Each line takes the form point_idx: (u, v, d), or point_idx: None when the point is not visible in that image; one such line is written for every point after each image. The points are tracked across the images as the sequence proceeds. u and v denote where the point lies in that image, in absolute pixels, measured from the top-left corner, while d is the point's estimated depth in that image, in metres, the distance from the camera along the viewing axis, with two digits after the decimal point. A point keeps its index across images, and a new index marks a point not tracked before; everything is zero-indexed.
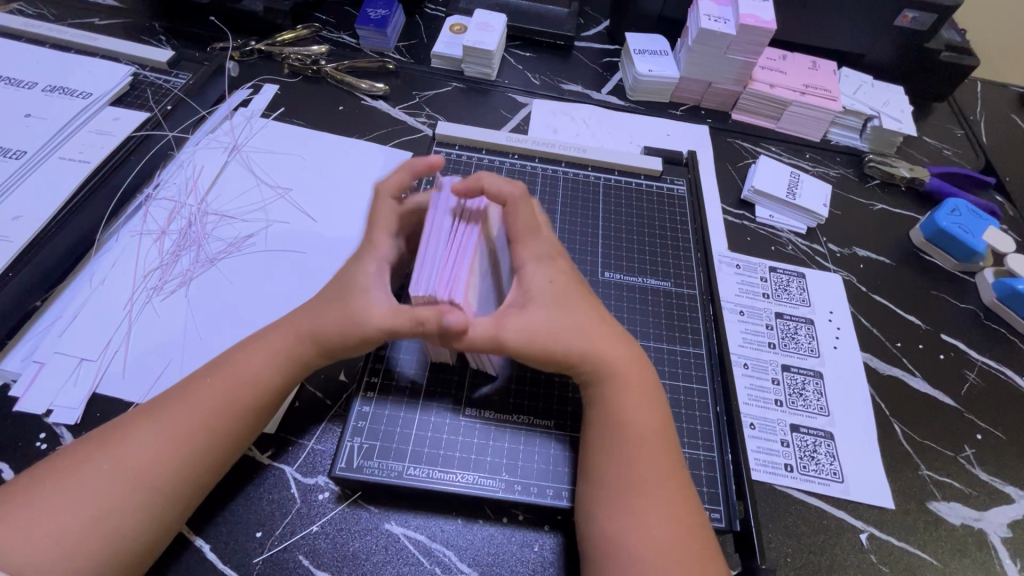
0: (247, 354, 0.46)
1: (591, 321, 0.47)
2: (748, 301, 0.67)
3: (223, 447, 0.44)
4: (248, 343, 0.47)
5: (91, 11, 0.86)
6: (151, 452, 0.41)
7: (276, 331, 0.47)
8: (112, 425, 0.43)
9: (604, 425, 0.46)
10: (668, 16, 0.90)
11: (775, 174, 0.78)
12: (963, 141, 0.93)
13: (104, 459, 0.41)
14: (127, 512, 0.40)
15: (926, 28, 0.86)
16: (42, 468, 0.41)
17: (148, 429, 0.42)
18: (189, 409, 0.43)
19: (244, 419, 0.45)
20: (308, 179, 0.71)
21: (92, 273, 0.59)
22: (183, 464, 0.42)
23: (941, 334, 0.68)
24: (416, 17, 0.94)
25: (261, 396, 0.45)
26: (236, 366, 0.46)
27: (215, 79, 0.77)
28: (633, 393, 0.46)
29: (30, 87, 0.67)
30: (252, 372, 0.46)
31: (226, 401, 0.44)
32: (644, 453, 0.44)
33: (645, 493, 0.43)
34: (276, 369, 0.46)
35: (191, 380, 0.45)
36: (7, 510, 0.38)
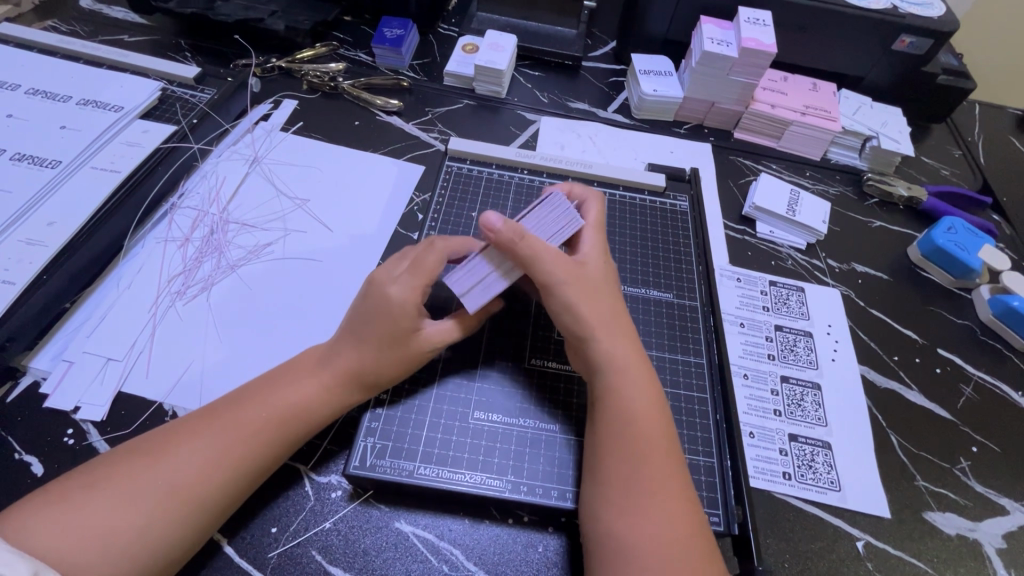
0: (298, 381, 0.49)
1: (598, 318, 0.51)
2: (748, 314, 0.69)
3: (266, 468, 0.47)
4: (299, 370, 0.51)
5: (120, 28, 0.91)
6: (202, 467, 0.44)
7: (327, 362, 0.51)
8: (165, 436, 0.45)
9: (612, 425, 0.47)
10: (673, 38, 0.93)
11: (775, 192, 0.80)
12: (960, 161, 0.95)
13: (158, 469, 0.43)
14: (174, 521, 0.42)
15: (923, 52, 0.88)
16: (94, 472, 0.43)
17: (201, 444, 0.45)
18: (243, 431, 0.46)
19: (288, 445, 0.48)
20: (325, 190, 0.74)
21: (119, 277, 0.62)
22: (229, 481, 0.44)
23: (937, 349, 0.70)
24: (430, 36, 0.98)
25: (308, 424, 0.49)
26: (287, 391, 0.49)
27: (238, 93, 0.80)
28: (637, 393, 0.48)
29: (65, 101, 0.70)
30: (306, 398, 0.49)
31: (277, 425, 0.47)
32: (649, 451, 0.46)
33: (654, 493, 0.44)
34: (324, 399, 0.49)
35: (242, 398, 0.48)
36: (61, 510, 0.40)
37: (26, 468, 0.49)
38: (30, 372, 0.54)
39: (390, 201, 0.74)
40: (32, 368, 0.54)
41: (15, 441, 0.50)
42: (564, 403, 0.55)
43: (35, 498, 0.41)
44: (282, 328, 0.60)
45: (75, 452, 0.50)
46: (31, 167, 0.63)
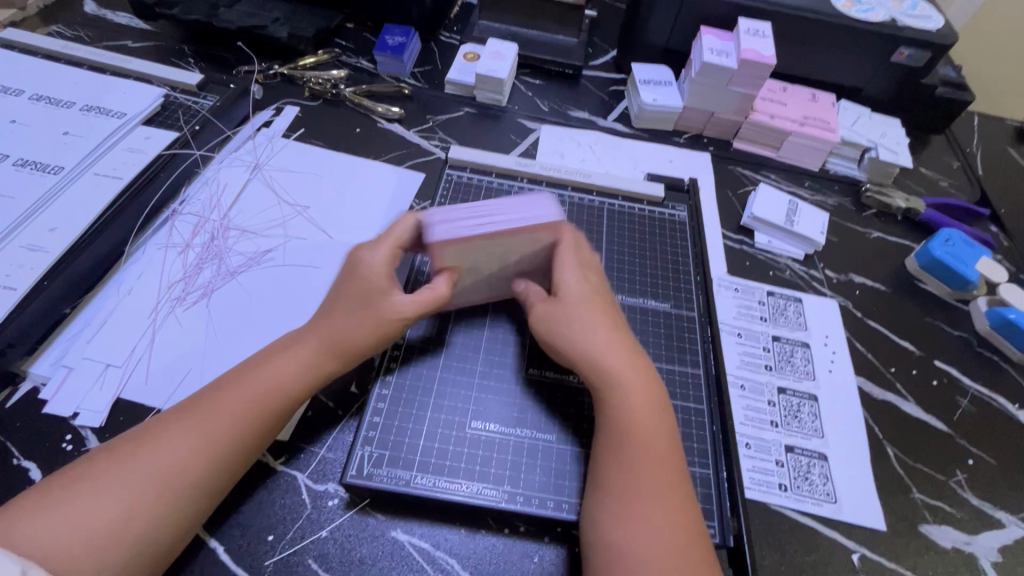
0: (273, 360, 0.50)
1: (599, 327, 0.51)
2: (745, 324, 0.69)
3: (248, 448, 0.47)
4: (275, 350, 0.51)
5: (124, 34, 0.91)
6: (184, 452, 0.44)
7: (300, 341, 0.51)
8: (145, 427, 0.46)
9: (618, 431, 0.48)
10: (673, 48, 0.94)
11: (774, 202, 0.81)
12: (959, 172, 0.96)
13: (141, 457, 0.43)
14: (160, 507, 0.42)
15: (921, 64, 0.89)
16: (81, 465, 0.43)
17: (181, 430, 0.45)
18: (218, 413, 0.46)
19: (267, 424, 0.48)
20: (325, 197, 0.74)
21: (119, 283, 0.62)
22: (210, 464, 0.44)
23: (934, 360, 0.70)
24: (431, 44, 0.99)
25: (285, 401, 0.48)
26: (262, 372, 0.49)
27: (240, 100, 0.80)
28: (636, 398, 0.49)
29: (68, 107, 0.71)
30: (281, 375, 0.49)
31: (256, 404, 0.47)
32: (649, 460, 0.46)
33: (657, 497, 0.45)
34: (302, 375, 0.49)
35: (218, 384, 0.48)
36: (46, 506, 0.40)
37: (24, 474, 0.49)
38: (29, 377, 0.55)
39: (390, 208, 0.74)
40: (31, 373, 0.55)
41: (13, 446, 0.51)
42: (564, 412, 0.55)
43: (23, 496, 0.41)
44: (281, 335, 0.60)
45: (73, 458, 0.50)
46: (33, 173, 0.63)
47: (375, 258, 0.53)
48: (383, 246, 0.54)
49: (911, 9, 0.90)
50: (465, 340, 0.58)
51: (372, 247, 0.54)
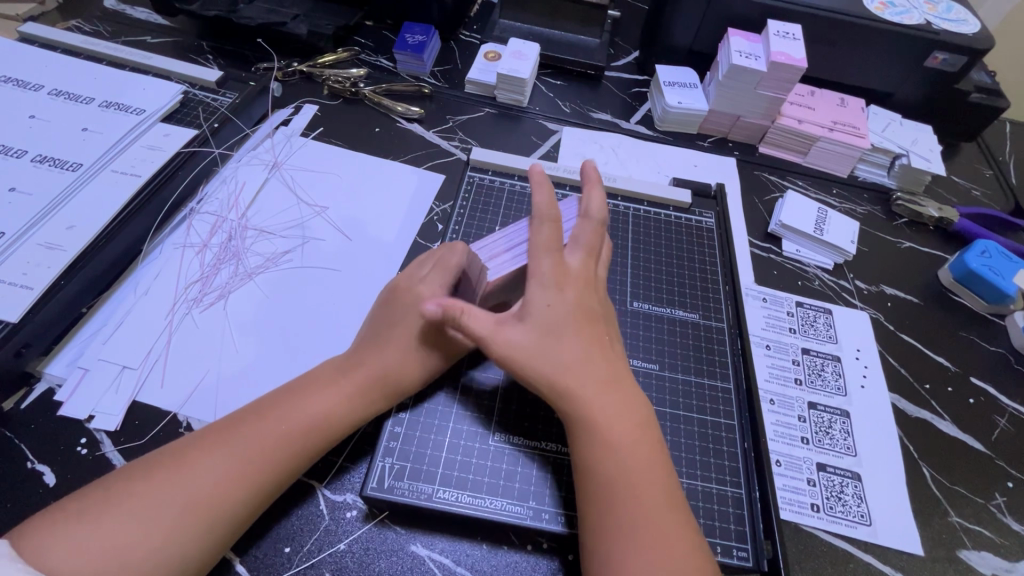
0: (319, 390, 0.48)
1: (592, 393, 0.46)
2: (774, 336, 0.67)
3: (284, 480, 0.45)
4: (318, 378, 0.49)
5: (143, 29, 0.91)
6: (221, 481, 0.42)
7: (347, 372, 0.49)
8: (180, 448, 0.44)
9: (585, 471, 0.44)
10: (698, 50, 0.92)
11: (802, 209, 0.78)
12: (992, 181, 0.93)
13: (175, 482, 0.42)
14: (192, 538, 0.41)
15: (956, 69, 0.86)
16: (114, 485, 0.41)
17: (218, 457, 0.43)
18: (261, 444, 0.44)
19: (308, 457, 0.46)
20: (345, 198, 0.73)
21: (136, 283, 0.61)
22: (249, 495, 0.43)
23: (970, 377, 0.67)
24: (452, 43, 0.98)
25: (328, 435, 0.47)
26: (307, 401, 0.47)
27: (260, 98, 0.79)
28: (637, 482, 0.44)
29: (87, 103, 0.70)
30: (327, 407, 0.47)
31: (298, 436, 0.46)
32: (647, 536, 0.42)
33: (645, 532, 0.42)
34: (346, 407, 0.48)
35: (260, 410, 0.46)
36: (77, 526, 0.39)
37: (38, 478, 0.48)
38: (45, 378, 0.54)
39: (410, 211, 0.73)
40: (47, 374, 0.54)
41: (28, 449, 0.50)
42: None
43: (51, 510, 0.40)
44: (299, 340, 0.59)
45: (88, 463, 0.49)
46: (51, 169, 0.62)
47: (431, 290, 0.51)
48: (439, 277, 0.52)
49: (945, 12, 0.88)
50: None
51: (430, 276, 0.52)
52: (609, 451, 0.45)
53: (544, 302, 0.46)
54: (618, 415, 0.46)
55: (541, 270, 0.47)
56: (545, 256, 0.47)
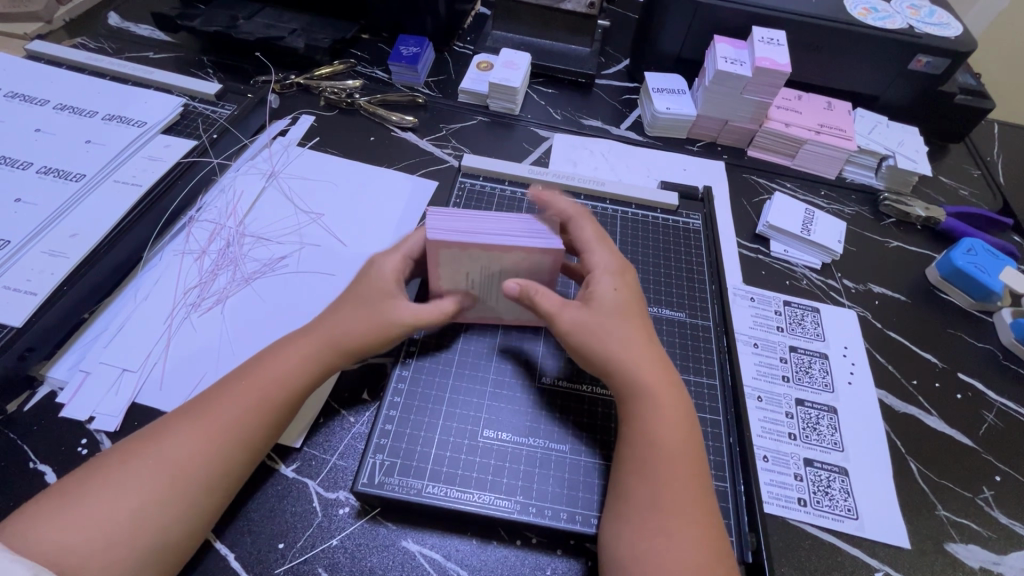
0: (272, 358, 0.50)
1: (650, 379, 0.49)
2: (762, 334, 0.68)
3: (252, 445, 0.47)
4: (275, 347, 0.51)
5: (146, 45, 0.94)
6: (187, 448, 0.44)
7: (300, 337, 0.51)
8: (155, 426, 0.46)
9: (642, 444, 0.47)
10: (686, 56, 0.94)
11: (790, 210, 0.80)
12: (980, 181, 0.94)
13: (146, 457, 0.44)
14: (164, 504, 0.42)
15: (940, 72, 0.88)
16: (92, 465, 0.44)
17: (188, 429, 0.45)
18: (224, 408, 0.46)
19: (271, 420, 0.48)
20: (340, 205, 0.75)
21: (137, 288, 0.63)
22: (216, 460, 0.45)
23: (958, 373, 0.68)
24: (446, 54, 1.00)
25: (287, 395, 0.49)
26: (265, 368, 0.49)
27: (257, 109, 0.81)
28: (685, 465, 0.46)
29: (91, 116, 0.71)
30: (283, 370, 0.49)
31: (258, 399, 0.47)
32: (687, 516, 0.44)
33: (685, 514, 0.44)
34: (302, 369, 0.50)
35: (226, 383, 0.48)
36: (58, 503, 0.41)
37: (40, 478, 0.50)
38: (47, 381, 0.55)
39: (404, 216, 0.75)
40: (50, 378, 0.55)
41: (31, 450, 0.51)
42: (602, 428, 0.54)
43: (33, 499, 0.42)
44: None
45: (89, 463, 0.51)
46: (57, 180, 0.64)
47: (385, 264, 0.54)
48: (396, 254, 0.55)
49: (928, 16, 0.89)
50: (477, 346, 0.58)
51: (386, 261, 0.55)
52: (664, 441, 0.47)
53: (609, 288, 0.53)
54: (670, 397, 0.49)
55: (603, 262, 0.55)
56: (601, 250, 0.56)
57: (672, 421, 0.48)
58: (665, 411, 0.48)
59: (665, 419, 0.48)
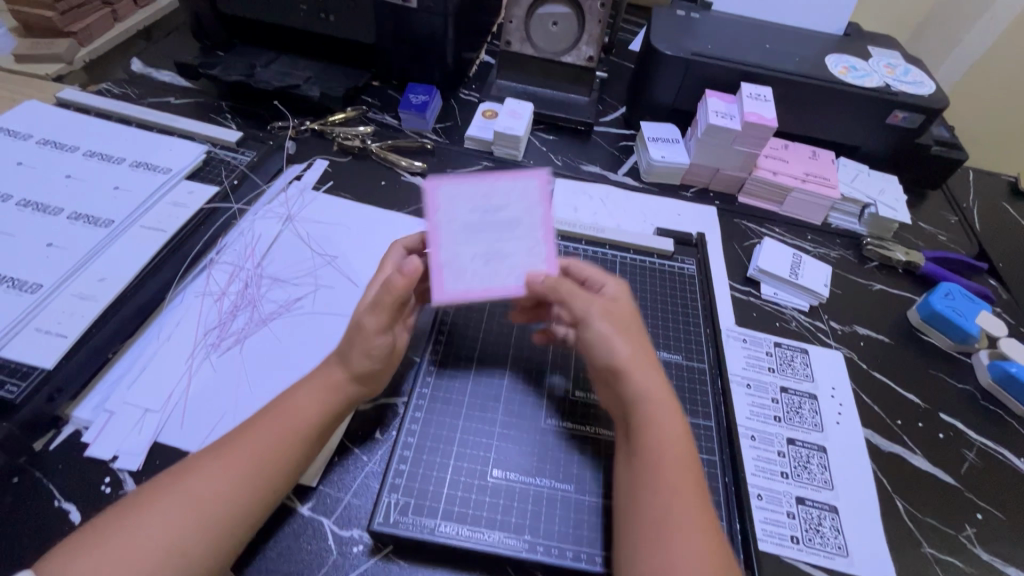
0: (296, 392, 0.53)
1: (657, 378, 0.54)
2: (755, 375, 0.72)
3: (275, 480, 0.49)
4: (296, 384, 0.54)
5: (168, 90, 0.99)
6: (216, 484, 0.47)
7: (318, 375, 0.55)
8: (182, 464, 0.49)
9: (662, 435, 0.51)
10: (679, 108, 1.00)
11: (779, 255, 0.84)
12: (957, 227, 0.99)
13: (178, 491, 0.46)
14: (194, 540, 0.44)
15: (915, 126, 0.94)
16: (122, 504, 0.46)
17: (214, 461, 0.48)
18: (251, 444, 0.49)
19: (292, 454, 0.50)
20: (352, 248, 0.78)
21: (159, 329, 0.65)
22: (243, 495, 0.47)
23: (940, 414, 0.72)
24: (452, 101, 1.06)
25: (307, 429, 0.51)
26: (287, 404, 0.52)
27: (275, 155, 0.86)
28: (690, 457, 0.50)
29: (118, 162, 0.75)
30: (303, 406, 0.52)
31: (280, 435, 0.50)
32: (700, 506, 0.47)
33: (698, 501, 0.48)
34: (320, 404, 0.53)
35: (251, 421, 0.51)
36: (91, 542, 0.43)
37: (65, 516, 0.51)
38: (72, 421, 0.58)
39: None
40: (75, 417, 0.58)
41: (57, 487, 0.53)
42: (603, 467, 0.57)
43: (65, 542, 0.44)
44: None
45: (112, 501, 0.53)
46: (85, 226, 0.67)
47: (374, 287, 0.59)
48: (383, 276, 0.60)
49: (903, 75, 0.96)
50: (483, 387, 0.62)
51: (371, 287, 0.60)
52: (678, 436, 0.51)
53: (616, 288, 0.60)
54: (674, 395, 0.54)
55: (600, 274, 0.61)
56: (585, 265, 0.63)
57: (664, 439, 0.50)
58: (675, 406, 0.53)
59: (677, 415, 0.52)
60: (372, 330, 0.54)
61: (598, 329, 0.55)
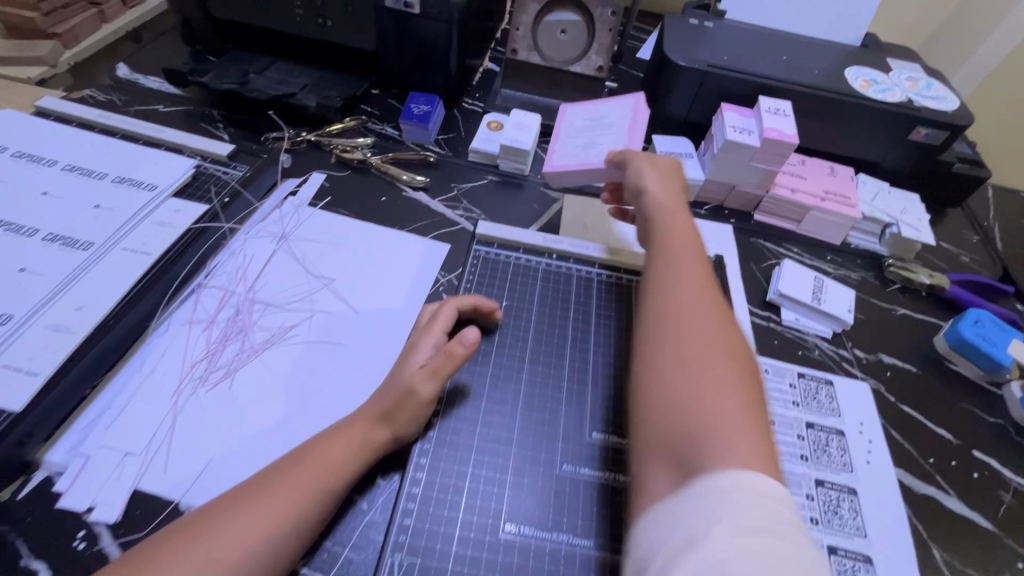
0: (330, 439, 0.52)
1: (679, 223, 0.66)
2: (779, 410, 0.68)
3: (300, 535, 0.47)
4: (329, 432, 0.53)
5: (155, 98, 0.94)
6: (242, 538, 0.44)
7: (351, 423, 0.53)
8: (204, 514, 0.46)
9: (676, 252, 0.62)
10: (692, 120, 0.96)
11: (799, 278, 0.80)
12: (978, 247, 0.96)
13: (200, 544, 0.44)
14: None
15: (938, 142, 0.91)
16: (139, 552, 0.43)
17: (242, 511, 0.46)
18: (283, 494, 0.47)
19: (320, 506, 0.49)
20: (351, 269, 0.74)
21: (142, 362, 0.60)
22: (267, 551, 0.45)
23: (973, 450, 0.68)
24: (455, 111, 1.02)
25: (337, 481, 0.50)
26: (320, 453, 0.51)
27: (269, 169, 0.81)
28: (706, 284, 0.59)
29: (100, 178, 0.70)
30: (338, 455, 0.51)
31: (311, 487, 0.48)
32: (710, 315, 0.55)
33: (710, 312, 0.55)
34: (353, 454, 0.51)
35: (281, 469, 0.50)
36: None
37: None
38: (44, 466, 0.52)
39: (415, 280, 0.74)
40: (47, 462, 0.52)
41: (23, 543, 0.48)
42: (624, 519, 0.53)
43: None
44: (306, 419, 0.59)
45: (85, 559, 0.48)
46: (62, 249, 0.62)
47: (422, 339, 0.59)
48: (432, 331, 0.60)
49: (925, 89, 0.92)
50: (492, 428, 0.58)
51: (419, 339, 0.59)
52: (697, 268, 0.61)
53: (658, 160, 0.74)
54: (694, 245, 0.64)
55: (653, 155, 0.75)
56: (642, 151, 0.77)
57: (706, 314, 0.55)
58: (694, 249, 0.63)
59: (694, 254, 0.62)
60: (425, 398, 0.54)
61: (648, 203, 0.69)
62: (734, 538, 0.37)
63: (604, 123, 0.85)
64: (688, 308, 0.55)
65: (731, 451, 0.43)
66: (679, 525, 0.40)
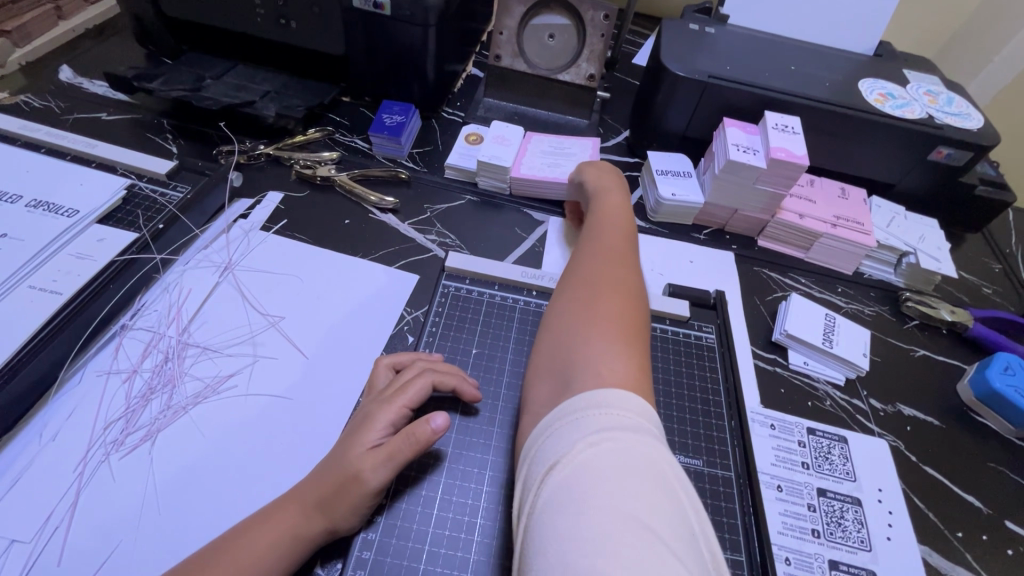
0: (252, 531, 0.43)
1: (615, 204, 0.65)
2: (786, 474, 0.60)
3: None
4: (253, 520, 0.44)
5: (99, 104, 0.85)
6: None
7: (281, 509, 0.45)
8: None
9: (603, 227, 0.62)
10: (691, 135, 0.88)
11: (809, 316, 0.72)
12: (1002, 277, 0.88)
13: None
14: None
15: (961, 163, 0.82)
16: None
17: None
18: None
19: None
20: (304, 306, 0.65)
21: (44, 423, 0.52)
22: None
23: (1005, 521, 0.60)
24: (433, 121, 0.93)
25: None
26: (237, 551, 0.42)
27: (217, 189, 0.72)
28: (630, 253, 0.58)
29: (12, 202, 0.62)
30: (259, 552, 0.42)
31: None
32: (621, 270, 0.54)
33: (625, 270, 0.54)
34: (279, 550, 0.42)
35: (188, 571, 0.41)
36: None
37: None
38: None
39: (376, 319, 0.65)
40: None
41: None
42: None
43: None
44: (233, 493, 0.50)
45: None
46: None
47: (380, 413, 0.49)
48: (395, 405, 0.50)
49: (947, 105, 0.84)
50: (453, 507, 0.50)
51: (378, 411, 0.50)
52: (625, 239, 0.60)
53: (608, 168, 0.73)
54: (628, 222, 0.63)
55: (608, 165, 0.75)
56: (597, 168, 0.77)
57: (616, 268, 0.54)
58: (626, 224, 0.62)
59: (624, 228, 0.62)
60: (373, 488, 0.45)
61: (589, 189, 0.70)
62: (594, 444, 0.35)
63: (569, 154, 0.83)
64: (592, 260, 0.56)
65: (602, 366, 0.42)
66: (553, 437, 0.38)
